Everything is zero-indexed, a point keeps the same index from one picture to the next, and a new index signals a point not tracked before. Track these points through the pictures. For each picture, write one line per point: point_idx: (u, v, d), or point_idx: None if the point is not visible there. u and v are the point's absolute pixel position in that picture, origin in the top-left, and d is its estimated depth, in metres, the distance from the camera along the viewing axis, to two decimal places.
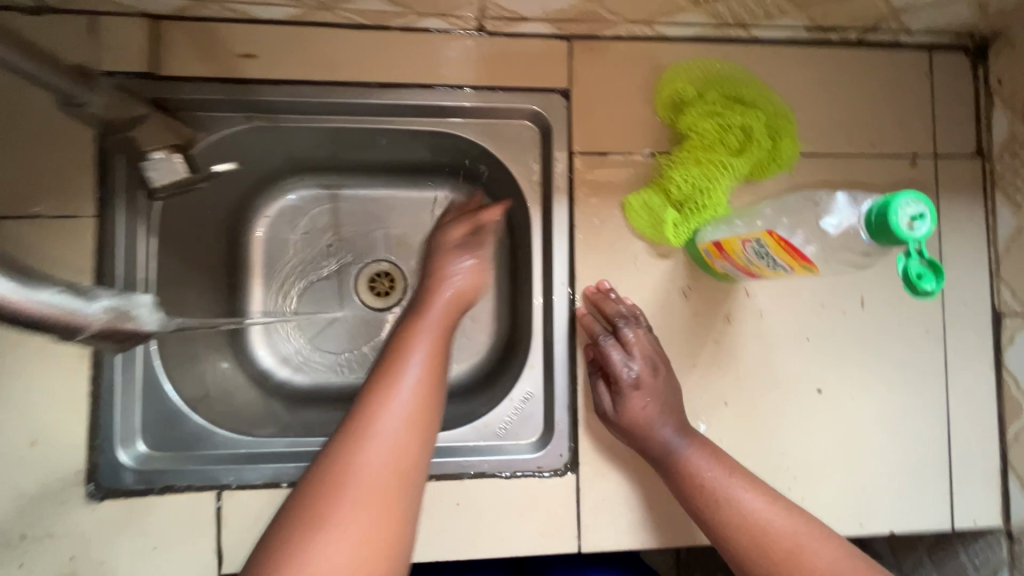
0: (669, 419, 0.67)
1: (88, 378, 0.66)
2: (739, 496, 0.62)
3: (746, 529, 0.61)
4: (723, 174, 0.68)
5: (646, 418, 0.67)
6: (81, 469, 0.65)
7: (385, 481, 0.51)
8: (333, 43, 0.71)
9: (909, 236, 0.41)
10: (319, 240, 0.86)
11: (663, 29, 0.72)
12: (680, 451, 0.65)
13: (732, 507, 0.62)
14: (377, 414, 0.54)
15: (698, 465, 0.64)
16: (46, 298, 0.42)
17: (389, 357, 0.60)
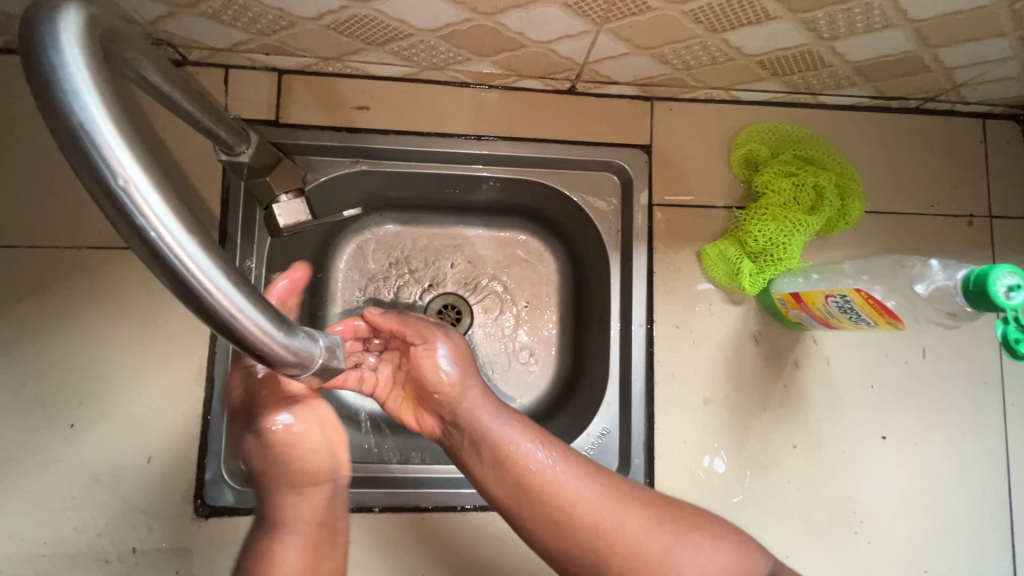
0: (488, 406, 0.63)
1: (200, 399, 0.71)
2: (565, 489, 0.59)
3: (614, 531, 0.58)
4: (799, 230, 0.73)
5: (469, 409, 0.63)
6: (189, 486, 0.69)
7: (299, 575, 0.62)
8: (437, 98, 0.78)
9: (1007, 304, 0.45)
10: (375, 279, 0.90)
11: (739, 94, 0.78)
12: (506, 440, 0.61)
13: (572, 513, 0.58)
14: (285, 537, 0.64)
15: (557, 468, 0.60)
16: (293, 343, 0.40)
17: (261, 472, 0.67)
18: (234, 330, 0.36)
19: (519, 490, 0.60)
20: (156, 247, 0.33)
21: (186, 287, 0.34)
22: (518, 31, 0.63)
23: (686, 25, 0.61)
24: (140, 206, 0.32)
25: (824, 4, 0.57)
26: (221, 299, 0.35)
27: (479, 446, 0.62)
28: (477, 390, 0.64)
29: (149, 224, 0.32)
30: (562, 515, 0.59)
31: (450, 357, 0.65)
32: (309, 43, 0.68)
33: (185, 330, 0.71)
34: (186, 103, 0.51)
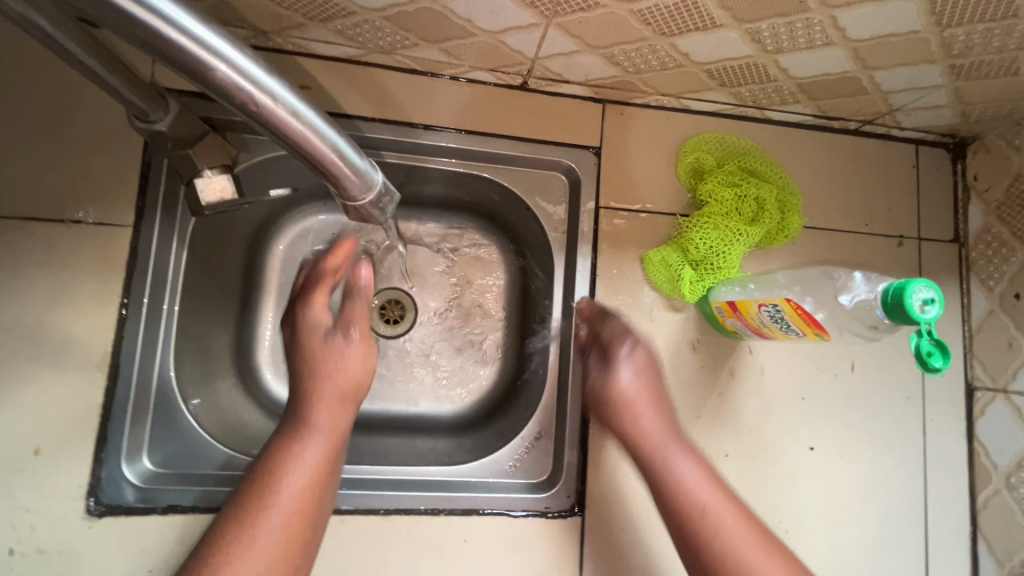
0: (660, 432, 0.66)
1: (103, 387, 0.65)
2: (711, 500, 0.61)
3: (716, 539, 0.59)
4: (738, 240, 0.74)
5: (644, 429, 0.67)
6: (83, 482, 0.63)
7: (303, 507, 0.56)
8: (384, 83, 0.75)
9: (921, 317, 0.46)
10: None
11: (689, 103, 0.79)
12: (655, 444, 0.66)
13: (712, 526, 0.60)
14: (304, 448, 0.58)
15: (679, 459, 0.64)
16: (351, 156, 0.45)
17: (309, 370, 0.62)
18: (302, 139, 0.41)
19: (660, 487, 0.63)
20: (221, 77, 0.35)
21: (256, 105, 0.38)
22: (465, 17, 0.61)
23: (634, 26, 0.60)
24: (186, 39, 0.32)
25: (767, 15, 0.57)
26: (286, 109, 0.39)
27: (664, 487, 0.63)
28: (667, 431, 0.66)
29: (208, 58, 0.34)
30: (688, 518, 0.61)
31: (636, 369, 0.70)
32: (247, 13, 0.64)
33: (89, 312, 0.65)
34: (88, 59, 0.50)
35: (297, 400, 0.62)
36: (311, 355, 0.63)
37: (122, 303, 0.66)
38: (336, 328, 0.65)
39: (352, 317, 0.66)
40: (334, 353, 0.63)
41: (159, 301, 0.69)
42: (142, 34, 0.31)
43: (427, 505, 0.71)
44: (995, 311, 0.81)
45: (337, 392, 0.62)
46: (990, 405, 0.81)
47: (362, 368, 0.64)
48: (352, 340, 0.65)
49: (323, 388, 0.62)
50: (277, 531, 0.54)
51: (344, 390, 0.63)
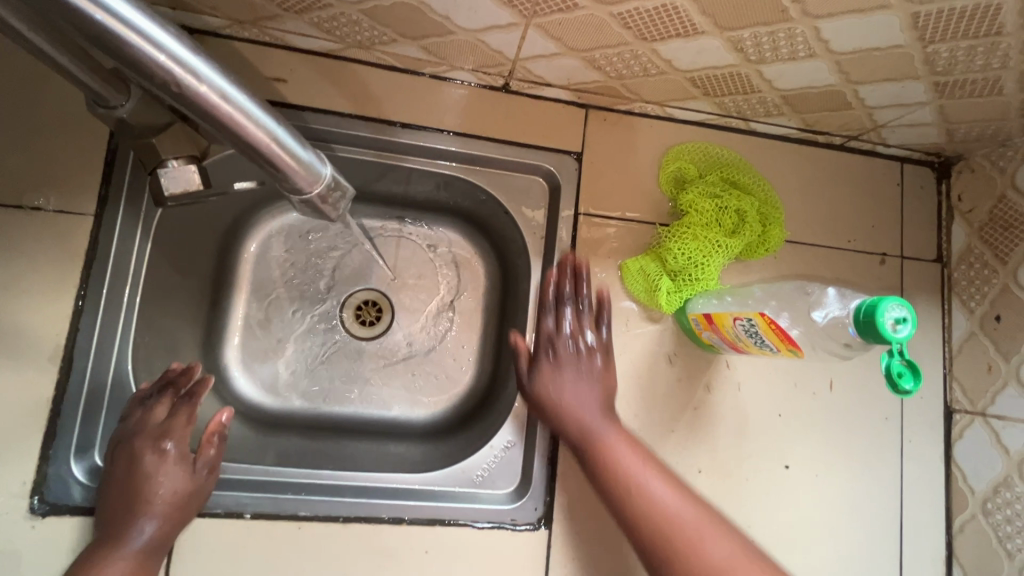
0: (611, 424, 0.68)
1: (54, 381, 0.62)
2: (667, 502, 0.60)
3: (653, 522, 0.59)
4: (717, 252, 0.73)
5: (590, 421, 0.67)
6: (27, 479, 0.61)
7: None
8: (363, 79, 0.73)
9: (893, 336, 0.45)
10: (290, 270, 0.85)
11: (672, 111, 0.78)
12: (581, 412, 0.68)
13: (636, 490, 0.62)
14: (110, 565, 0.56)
15: (651, 480, 0.62)
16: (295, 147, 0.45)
17: (130, 480, 0.61)
18: (241, 127, 0.41)
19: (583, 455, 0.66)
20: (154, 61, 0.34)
21: (192, 91, 0.37)
22: (443, 14, 0.60)
23: (615, 29, 0.59)
24: (113, 20, 0.32)
25: (749, 24, 0.56)
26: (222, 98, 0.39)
27: (586, 434, 0.67)
28: (600, 418, 0.68)
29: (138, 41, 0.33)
30: (624, 491, 0.62)
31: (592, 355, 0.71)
32: (220, 2, 0.63)
33: (44, 303, 0.63)
34: (37, 37, 0.47)
35: (115, 511, 0.60)
36: (130, 492, 0.61)
37: (79, 295, 0.64)
38: (171, 457, 0.64)
39: (205, 447, 0.65)
40: (160, 482, 0.62)
41: (120, 294, 0.67)
42: (68, 14, 0.31)
43: (388, 514, 0.69)
44: (975, 333, 0.80)
45: (161, 510, 0.61)
46: (969, 429, 0.80)
47: (196, 481, 0.63)
48: (196, 466, 0.64)
49: (145, 500, 0.61)
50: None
51: (172, 503, 0.61)
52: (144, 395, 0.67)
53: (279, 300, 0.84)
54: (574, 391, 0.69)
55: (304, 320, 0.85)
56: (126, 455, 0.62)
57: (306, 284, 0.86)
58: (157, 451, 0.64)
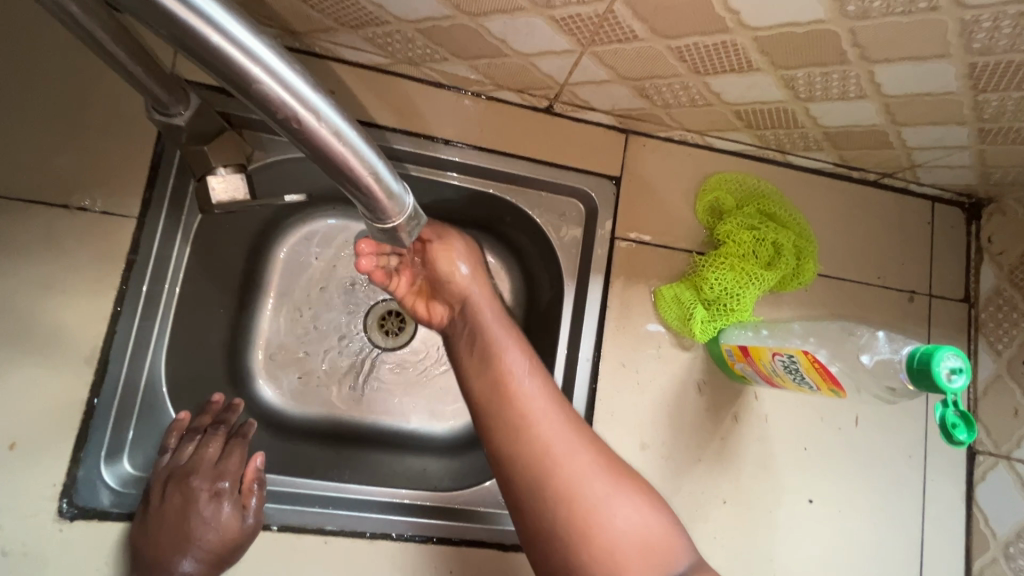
0: (528, 367, 0.64)
1: (89, 383, 0.62)
2: (554, 435, 0.60)
3: (546, 458, 0.59)
4: (753, 284, 0.73)
5: (515, 383, 0.63)
6: (58, 481, 0.60)
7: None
8: (408, 94, 0.73)
9: (947, 386, 0.45)
10: (318, 279, 0.85)
11: (712, 141, 0.78)
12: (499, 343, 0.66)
13: (552, 465, 0.58)
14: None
15: (547, 414, 0.61)
16: (385, 176, 0.43)
17: (185, 511, 0.63)
18: (336, 156, 0.39)
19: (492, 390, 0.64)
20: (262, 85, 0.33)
21: (293, 118, 0.35)
22: (500, 38, 0.60)
23: (670, 62, 0.60)
24: (229, 45, 0.30)
25: (805, 64, 0.57)
26: (324, 124, 0.36)
27: (508, 393, 0.63)
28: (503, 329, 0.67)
29: (247, 63, 0.31)
30: (524, 439, 0.60)
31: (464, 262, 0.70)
32: (277, 13, 0.63)
33: (82, 303, 0.63)
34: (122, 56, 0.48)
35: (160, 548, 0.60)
36: (179, 532, 0.62)
37: (117, 297, 0.64)
38: (222, 497, 0.65)
39: (250, 493, 0.66)
40: (208, 521, 0.63)
41: (156, 296, 0.67)
42: (183, 34, 0.29)
43: (413, 532, 0.68)
44: (1002, 375, 0.81)
45: (209, 550, 0.62)
46: (992, 471, 0.80)
47: (243, 530, 0.63)
48: (244, 514, 0.64)
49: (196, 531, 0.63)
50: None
51: (218, 548, 0.62)
52: (195, 434, 0.68)
53: (307, 303, 0.84)
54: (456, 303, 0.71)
55: (330, 326, 0.85)
56: (182, 490, 0.63)
57: (335, 288, 0.86)
58: (211, 490, 0.65)
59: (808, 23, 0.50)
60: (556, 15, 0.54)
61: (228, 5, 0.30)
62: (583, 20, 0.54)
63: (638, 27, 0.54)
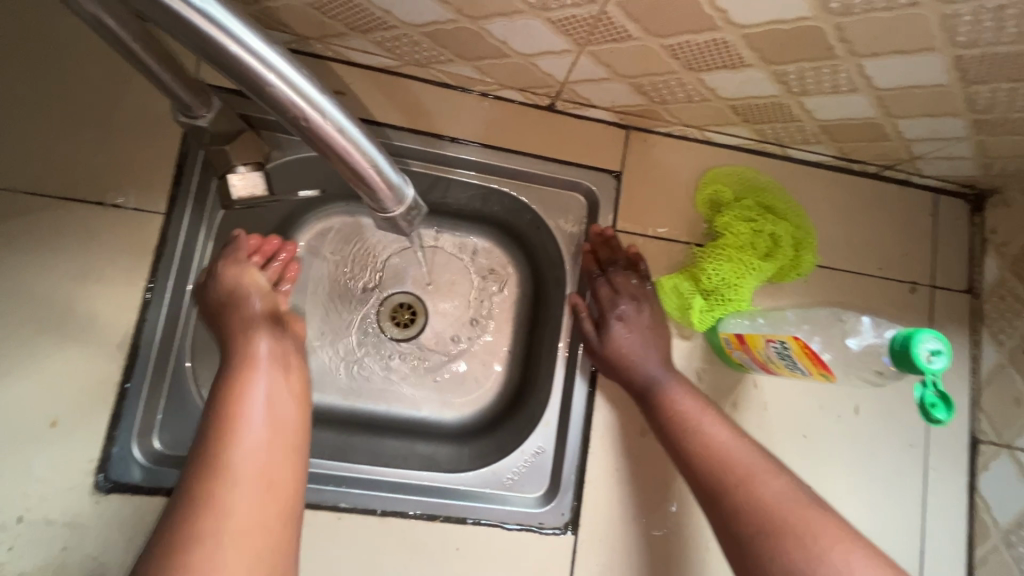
0: (689, 393, 0.72)
1: (121, 367, 0.67)
2: (721, 438, 0.67)
3: (722, 462, 0.65)
4: (750, 275, 0.75)
5: (691, 412, 0.70)
6: (94, 458, 0.65)
7: (263, 474, 0.52)
8: (416, 94, 0.77)
9: (927, 367, 0.47)
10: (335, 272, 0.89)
11: (710, 135, 0.80)
12: (674, 393, 0.72)
13: (730, 462, 0.65)
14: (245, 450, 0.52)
15: (709, 422, 0.69)
16: (384, 167, 0.47)
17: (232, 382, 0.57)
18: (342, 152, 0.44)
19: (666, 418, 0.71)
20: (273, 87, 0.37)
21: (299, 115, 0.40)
22: (501, 39, 0.63)
23: (664, 59, 0.62)
24: (246, 51, 0.34)
25: (796, 59, 0.59)
26: (329, 122, 0.41)
27: (666, 418, 0.71)
28: (653, 360, 0.74)
29: (260, 68, 0.35)
30: (704, 450, 0.67)
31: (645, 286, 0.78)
32: (292, 20, 0.67)
33: (115, 293, 0.68)
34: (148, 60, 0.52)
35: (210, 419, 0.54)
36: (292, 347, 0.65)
37: (147, 287, 0.69)
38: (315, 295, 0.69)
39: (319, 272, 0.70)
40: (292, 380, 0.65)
41: (182, 286, 0.71)
42: (204, 42, 0.33)
43: (422, 510, 0.72)
44: (1004, 366, 0.81)
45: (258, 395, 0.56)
46: (994, 460, 0.80)
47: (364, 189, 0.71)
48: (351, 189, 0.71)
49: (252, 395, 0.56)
50: (260, 494, 0.51)
51: None
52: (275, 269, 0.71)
53: (319, 298, 0.88)
54: (632, 336, 0.75)
55: (342, 318, 0.89)
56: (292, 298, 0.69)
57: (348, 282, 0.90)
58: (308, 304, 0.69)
59: (795, 19, 0.52)
60: (552, 17, 0.57)
61: (244, 21, 0.34)
62: (579, 21, 0.57)
63: (632, 26, 0.57)
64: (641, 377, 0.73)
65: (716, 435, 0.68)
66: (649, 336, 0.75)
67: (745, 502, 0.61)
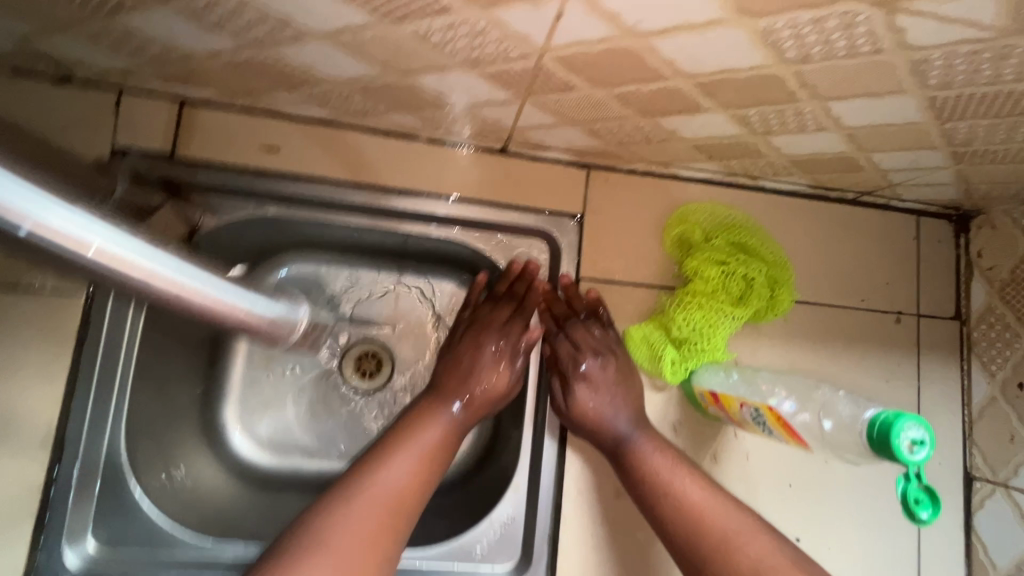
0: (655, 447, 0.67)
1: (46, 465, 0.62)
2: (694, 497, 0.62)
3: (698, 527, 0.60)
4: (725, 322, 0.70)
5: (657, 469, 0.65)
6: (20, 567, 0.61)
7: (371, 540, 0.55)
8: (357, 146, 0.71)
9: (908, 459, 0.42)
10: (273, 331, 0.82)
11: (676, 171, 0.75)
12: (642, 451, 0.67)
13: (704, 526, 0.60)
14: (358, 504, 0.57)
15: (680, 478, 0.64)
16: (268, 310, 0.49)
17: (412, 425, 0.66)
18: (222, 314, 0.44)
19: (636, 478, 0.66)
20: (111, 268, 0.35)
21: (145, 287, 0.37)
22: (437, 92, 0.58)
23: (615, 107, 0.57)
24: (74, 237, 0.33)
25: (755, 104, 0.53)
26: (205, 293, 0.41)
27: (636, 478, 0.66)
28: (618, 407, 0.70)
29: (91, 250, 0.34)
30: (676, 516, 0.62)
31: (606, 336, 0.73)
32: (209, 78, 0.62)
33: (34, 384, 0.62)
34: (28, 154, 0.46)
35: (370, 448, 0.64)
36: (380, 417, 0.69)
37: (71, 376, 0.64)
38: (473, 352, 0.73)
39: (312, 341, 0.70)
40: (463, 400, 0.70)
41: (110, 369, 0.65)
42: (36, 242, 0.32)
43: None
44: (997, 398, 0.77)
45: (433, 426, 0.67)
46: (989, 498, 0.76)
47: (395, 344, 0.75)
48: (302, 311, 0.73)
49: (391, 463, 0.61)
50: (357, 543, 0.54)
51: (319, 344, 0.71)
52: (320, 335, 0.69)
53: (276, 360, 0.82)
54: (594, 397, 0.70)
55: (302, 380, 0.82)
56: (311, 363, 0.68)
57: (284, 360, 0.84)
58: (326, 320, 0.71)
59: (749, 69, 0.47)
60: (486, 70, 0.52)
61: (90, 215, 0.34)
62: (515, 75, 0.52)
63: (573, 78, 0.51)
64: (608, 433, 0.69)
65: (688, 493, 0.62)
66: (616, 393, 0.71)
67: (725, 567, 0.57)
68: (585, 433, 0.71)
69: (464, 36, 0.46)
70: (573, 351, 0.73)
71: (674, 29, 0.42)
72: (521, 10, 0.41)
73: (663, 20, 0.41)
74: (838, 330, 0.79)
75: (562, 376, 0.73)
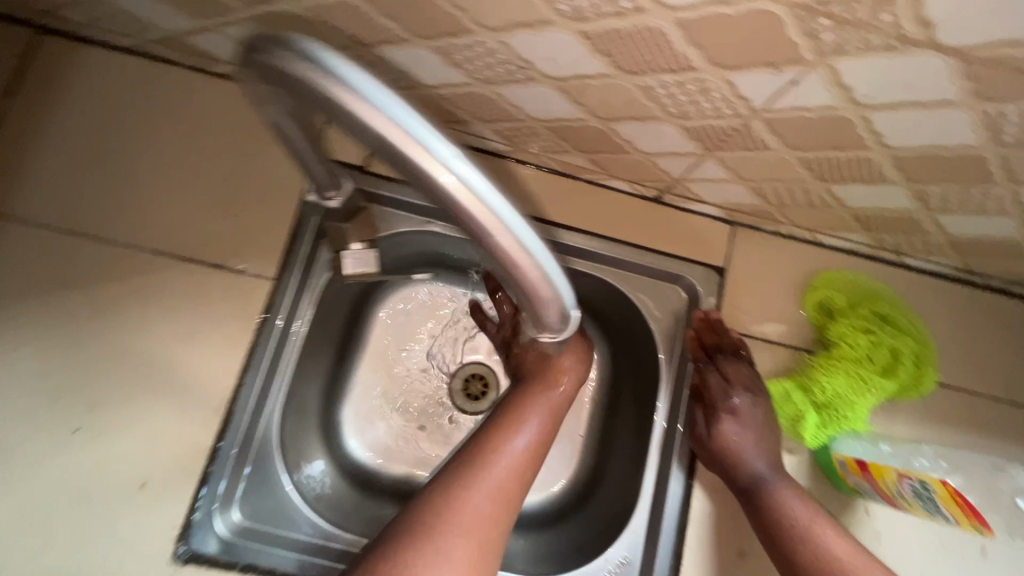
0: (797, 498, 0.65)
1: (216, 432, 0.67)
2: (842, 552, 0.61)
3: None
4: (869, 392, 0.69)
5: (800, 518, 0.63)
6: (176, 527, 0.64)
7: (509, 486, 0.57)
8: (523, 179, 0.78)
9: None
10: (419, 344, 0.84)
11: (822, 237, 0.78)
12: (782, 500, 0.65)
13: None
14: (483, 471, 0.57)
15: (826, 531, 0.62)
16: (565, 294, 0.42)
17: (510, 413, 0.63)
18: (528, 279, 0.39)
19: (771, 524, 0.64)
20: (453, 196, 0.34)
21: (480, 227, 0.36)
22: (626, 138, 0.63)
23: (796, 169, 0.60)
24: (439, 166, 0.33)
25: (943, 180, 0.56)
26: (526, 252, 0.37)
27: (773, 526, 0.64)
28: (760, 457, 0.68)
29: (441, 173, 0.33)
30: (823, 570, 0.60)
31: (749, 376, 0.72)
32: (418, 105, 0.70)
33: (220, 355, 0.69)
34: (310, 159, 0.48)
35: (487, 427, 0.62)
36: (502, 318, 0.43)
37: (250, 350, 0.69)
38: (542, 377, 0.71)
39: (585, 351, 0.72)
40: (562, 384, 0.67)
41: (281, 349, 0.71)
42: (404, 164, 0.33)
43: None
44: None
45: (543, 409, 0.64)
46: None
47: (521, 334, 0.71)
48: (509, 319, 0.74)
49: (516, 434, 0.60)
50: (485, 506, 0.55)
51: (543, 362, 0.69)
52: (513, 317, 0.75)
53: (394, 368, 0.83)
54: (739, 433, 0.69)
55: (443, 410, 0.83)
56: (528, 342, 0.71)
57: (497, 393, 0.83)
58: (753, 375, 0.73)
59: (957, 147, 0.50)
60: (688, 124, 0.57)
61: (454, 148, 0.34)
62: (716, 131, 0.57)
63: (772, 139, 0.55)
64: (742, 483, 0.68)
65: (835, 548, 0.61)
66: (761, 433, 0.69)
67: None
68: (719, 466, 0.69)
69: (688, 92, 0.51)
70: (723, 384, 0.72)
71: (901, 104, 0.45)
72: (758, 75, 0.46)
73: (895, 95, 0.45)
74: (979, 417, 0.76)
75: (706, 405, 0.73)
